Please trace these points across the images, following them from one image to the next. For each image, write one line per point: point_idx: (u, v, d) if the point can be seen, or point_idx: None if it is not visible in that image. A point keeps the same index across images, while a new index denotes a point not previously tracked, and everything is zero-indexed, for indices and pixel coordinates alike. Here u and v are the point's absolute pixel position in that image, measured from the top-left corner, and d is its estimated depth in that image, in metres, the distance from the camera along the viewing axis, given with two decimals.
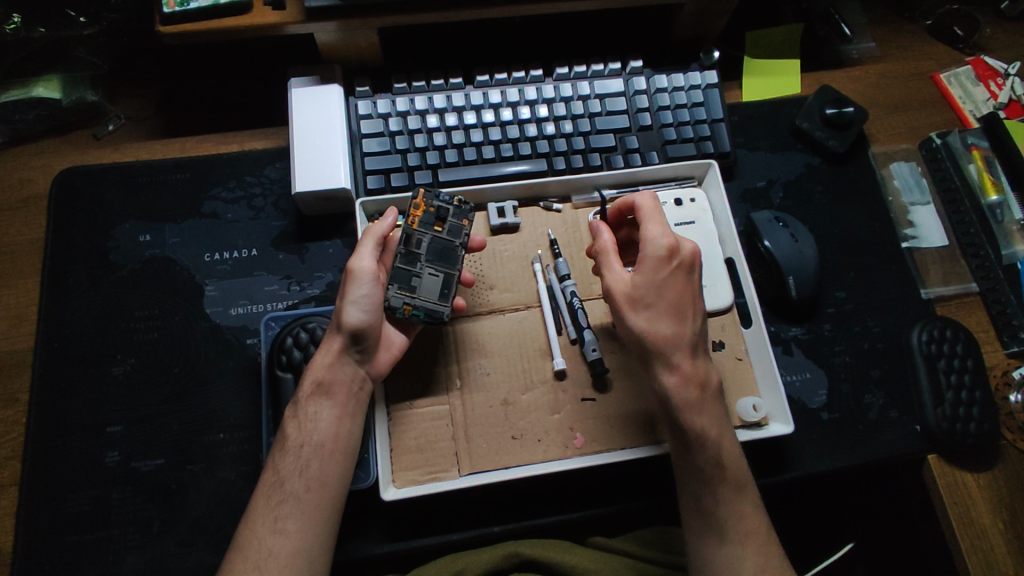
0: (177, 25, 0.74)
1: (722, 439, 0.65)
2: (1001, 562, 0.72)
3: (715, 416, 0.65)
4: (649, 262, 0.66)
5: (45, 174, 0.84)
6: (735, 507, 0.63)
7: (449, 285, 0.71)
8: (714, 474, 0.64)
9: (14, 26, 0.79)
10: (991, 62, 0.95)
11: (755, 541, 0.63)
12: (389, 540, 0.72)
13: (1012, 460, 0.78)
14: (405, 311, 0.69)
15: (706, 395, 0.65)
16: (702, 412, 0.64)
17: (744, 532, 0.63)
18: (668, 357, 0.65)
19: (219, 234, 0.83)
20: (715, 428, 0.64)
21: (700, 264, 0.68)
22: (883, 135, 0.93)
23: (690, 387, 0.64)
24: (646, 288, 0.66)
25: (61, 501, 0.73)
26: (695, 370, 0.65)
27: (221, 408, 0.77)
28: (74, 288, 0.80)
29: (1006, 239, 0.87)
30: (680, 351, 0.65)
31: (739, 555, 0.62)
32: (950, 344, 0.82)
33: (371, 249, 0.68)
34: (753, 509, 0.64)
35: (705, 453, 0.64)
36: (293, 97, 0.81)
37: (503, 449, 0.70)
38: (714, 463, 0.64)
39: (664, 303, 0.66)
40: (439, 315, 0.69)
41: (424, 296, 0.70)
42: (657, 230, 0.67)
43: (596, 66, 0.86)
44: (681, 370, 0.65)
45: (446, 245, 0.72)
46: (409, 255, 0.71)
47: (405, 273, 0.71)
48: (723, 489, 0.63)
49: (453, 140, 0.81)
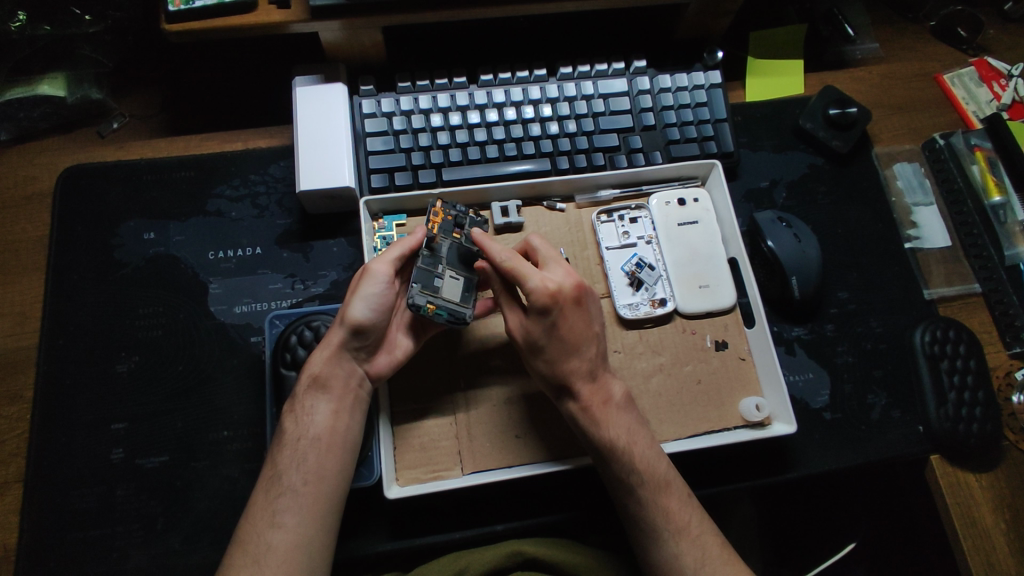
0: (183, 23, 0.74)
1: (634, 447, 0.65)
2: (1003, 562, 0.73)
3: (626, 425, 0.66)
4: (534, 310, 0.65)
5: (50, 172, 0.85)
6: (662, 507, 0.64)
7: (470, 288, 0.71)
8: (632, 480, 0.64)
9: (19, 23, 0.80)
10: (994, 62, 0.95)
11: (687, 536, 0.63)
12: (393, 538, 0.72)
13: (1014, 460, 0.79)
14: (429, 309, 0.68)
15: (611, 407, 0.66)
16: (611, 425, 0.65)
17: (675, 530, 0.63)
18: (571, 386, 0.66)
19: (224, 232, 0.83)
20: (625, 437, 0.65)
21: (587, 294, 0.67)
22: (886, 135, 0.93)
23: (594, 407, 0.66)
24: (535, 334, 0.66)
25: (66, 497, 0.73)
26: (595, 390, 0.67)
27: (225, 406, 0.77)
28: (78, 286, 0.81)
29: (1009, 239, 0.87)
30: (581, 378, 0.66)
31: (673, 552, 0.63)
32: (953, 345, 0.82)
33: (398, 254, 0.68)
34: (681, 503, 0.65)
35: (621, 463, 0.64)
36: (298, 95, 0.81)
37: (507, 448, 0.71)
38: (628, 470, 0.64)
39: (559, 342, 0.66)
40: (461, 318, 0.69)
41: (447, 297, 0.69)
42: (533, 279, 0.65)
43: (600, 66, 0.86)
44: (580, 393, 0.66)
45: (465, 251, 0.72)
46: (430, 257, 0.70)
47: (428, 275, 0.69)
48: (645, 495, 0.64)
49: (457, 139, 0.81)
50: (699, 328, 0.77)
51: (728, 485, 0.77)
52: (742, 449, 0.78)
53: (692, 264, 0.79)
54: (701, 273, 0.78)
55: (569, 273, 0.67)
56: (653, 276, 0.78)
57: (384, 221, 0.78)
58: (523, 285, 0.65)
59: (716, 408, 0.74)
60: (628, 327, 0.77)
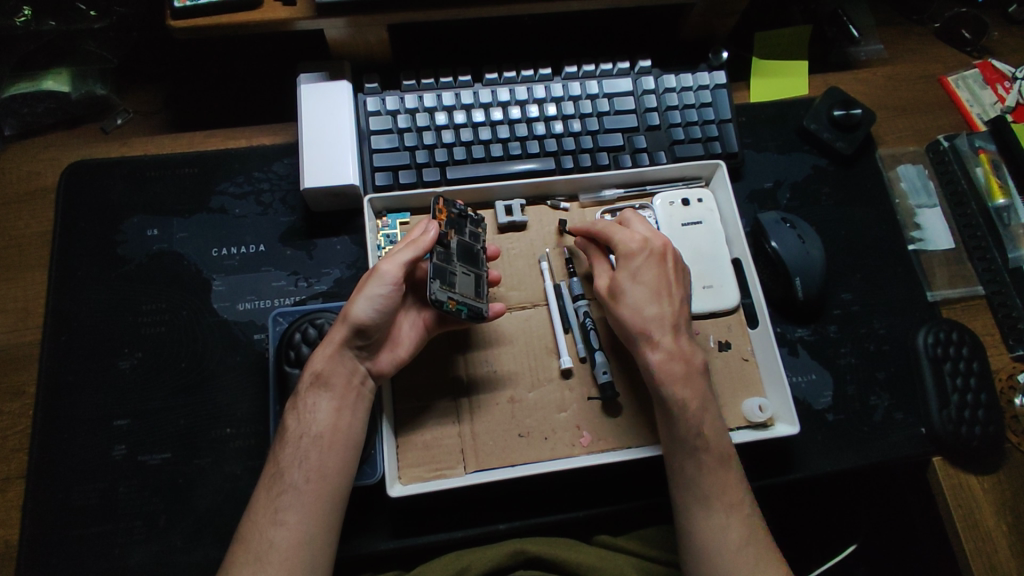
0: (188, 19, 0.73)
1: (704, 413, 0.66)
2: (1005, 564, 0.73)
3: (699, 390, 0.66)
4: (625, 256, 0.71)
5: (54, 168, 0.84)
6: (720, 477, 0.64)
7: (480, 284, 0.71)
8: (698, 444, 0.64)
9: (24, 18, 0.81)
10: (999, 65, 0.95)
11: (738, 512, 0.63)
12: (396, 536, 0.72)
13: (1016, 463, 0.79)
14: (451, 305, 0.67)
15: (692, 370, 0.67)
16: (687, 383, 0.66)
17: (728, 503, 0.63)
18: (650, 334, 0.67)
19: (227, 229, 0.83)
20: (698, 400, 0.66)
21: (673, 254, 0.72)
22: (891, 136, 0.93)
23: (675, 361, 0.67)
24: (621, 280, 0.70)
25: (68, 493, 0.73)
26: (678, 346, 0.67)
27: (228, 403, 0.77)
28: (82, 282, 0.80)
29: (1013, 242, 0.86)
30: (661, 329, 0.68)
31: (723, 524, 0.62)
32: (956, 347, 0.82)
33: (408, 256, 0.66)
34: (736, 480, 0.65)
35: (690, 424, 0.65)
36: (302, 93, 0.81)
37: (509, 447, 0.71)
38: (697, 432, 0.65)
39: (642, 290, 0.69)
40: (479, 313, 0.69)
41: (462, 292, 0.69)
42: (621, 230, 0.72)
43: (605, 65, 0.86)
44: (660, 345, 0.67)
45: (470, 246, 0.73)
46: (444, 253, 0.70)
47: (444, 270, 0.69)
48: (707, 461, 0.64)
49: (462, 138, 0.81)
50: (702, 328, 0.77)
51: None
52: (744, 450, 0.78)
53: (695, 264, 0.79)
54: (704, 273, 0.78)
55: (665, 239, 0.73)
56: None
57: (388, 219, 0.78)
58: (613, 237, 0.72)
59: (720, 408, 0.74)
60: None
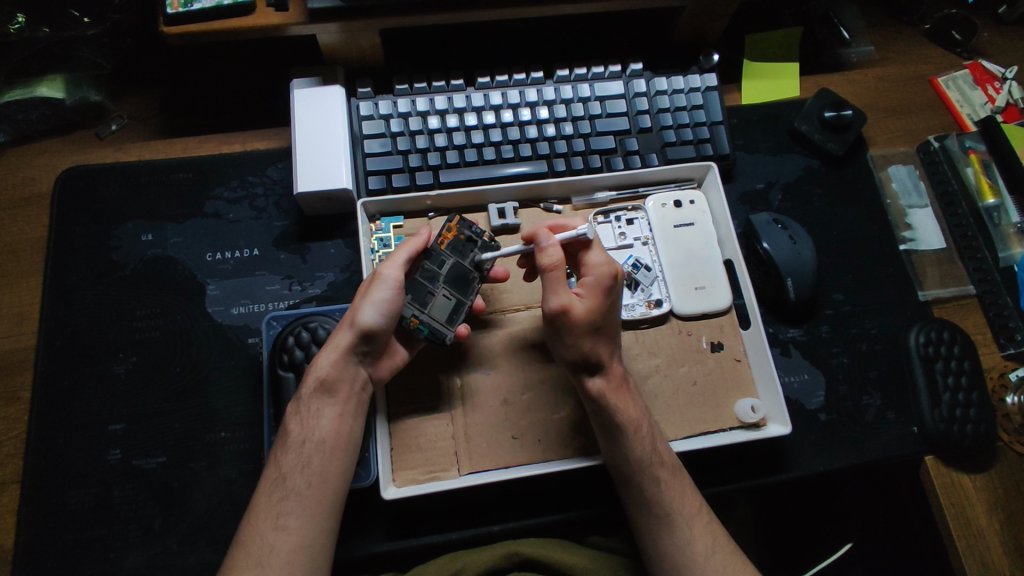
0: (181, 26, 0.74)
1: (645, 429, 0.66)
2: (998, 562, 0.73)
3: (637, 411, 0.67)
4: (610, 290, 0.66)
5: (48, 174, 0.85)
6: (677, 490, 0.66)
7: (458, 310, 0.70)
8: (654, 460, 0.65)
9: (18, 26, 0.79)
10: (988, 65, 0.96)
11: (700, 522, 0.65)
12: (390, 538, 0.73)
13: (1008, 461, 0.79)
14: (411, 323, 0.69)
15: (623, 386, 0.68)
16: (625, 403, 0.66)
17: (687, 515, 0.65)
18: (603, 366, 0.66)
19: (221, 234, 0.84)
20: (640, 418, 0.66)
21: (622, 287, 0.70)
22: (882, 138, 0.94)
23: (613, 385, 0.66)
24: (604, 314, 0.66)
25: (63, 498, 0.73)
26: (618, 371, 0.68)
27: (222, 407, 0.77)
28: (76, 288, 0.81)
29: (1003, 241, 0.88)
30: (609, 359, 0.67)
31: (688, 537, 0.64)
32: (947, 346, 0.82)
33: (405, 258, 0.68)
34: (690, 490, 0.67)
35: (644, 447, 0.65)
36: (296, 98, 0.81)
37: (502, 449, 0.71)
38: (651, 450, 0.66)
39: (607, 329, 0.67)
40: (440, 336, 0.69)
41: (433, 314, 0.70)
42: (600, 257, 0.69)
43: (597, 68, 0.86)
44: (608, 371, 0.67)
45: (465, 272, 0.72)
46: (429, 272, 0.72)
47: (422, 289, 0.71)
48: (663, 475, 0.65)
49: (454, 141, 0.81)
50: (695, 329, 0.78)
51: (725, 486, 0.77)
52: (736, 451, 0.79)
53: (687, 265, 0.79)
54: (696, 274, 0.79)
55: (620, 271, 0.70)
56: (650, 277, 0.78)
57: (381, 223, 0.78)
58: (597, 268, 0.67)
59: (712, 410, 0.75)
60: (624, 327, 0.77)
